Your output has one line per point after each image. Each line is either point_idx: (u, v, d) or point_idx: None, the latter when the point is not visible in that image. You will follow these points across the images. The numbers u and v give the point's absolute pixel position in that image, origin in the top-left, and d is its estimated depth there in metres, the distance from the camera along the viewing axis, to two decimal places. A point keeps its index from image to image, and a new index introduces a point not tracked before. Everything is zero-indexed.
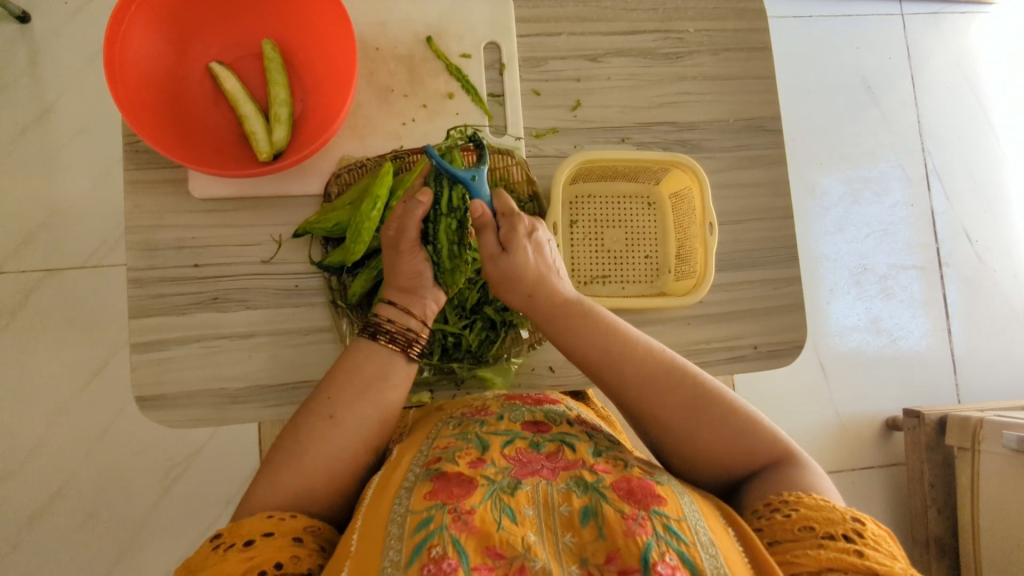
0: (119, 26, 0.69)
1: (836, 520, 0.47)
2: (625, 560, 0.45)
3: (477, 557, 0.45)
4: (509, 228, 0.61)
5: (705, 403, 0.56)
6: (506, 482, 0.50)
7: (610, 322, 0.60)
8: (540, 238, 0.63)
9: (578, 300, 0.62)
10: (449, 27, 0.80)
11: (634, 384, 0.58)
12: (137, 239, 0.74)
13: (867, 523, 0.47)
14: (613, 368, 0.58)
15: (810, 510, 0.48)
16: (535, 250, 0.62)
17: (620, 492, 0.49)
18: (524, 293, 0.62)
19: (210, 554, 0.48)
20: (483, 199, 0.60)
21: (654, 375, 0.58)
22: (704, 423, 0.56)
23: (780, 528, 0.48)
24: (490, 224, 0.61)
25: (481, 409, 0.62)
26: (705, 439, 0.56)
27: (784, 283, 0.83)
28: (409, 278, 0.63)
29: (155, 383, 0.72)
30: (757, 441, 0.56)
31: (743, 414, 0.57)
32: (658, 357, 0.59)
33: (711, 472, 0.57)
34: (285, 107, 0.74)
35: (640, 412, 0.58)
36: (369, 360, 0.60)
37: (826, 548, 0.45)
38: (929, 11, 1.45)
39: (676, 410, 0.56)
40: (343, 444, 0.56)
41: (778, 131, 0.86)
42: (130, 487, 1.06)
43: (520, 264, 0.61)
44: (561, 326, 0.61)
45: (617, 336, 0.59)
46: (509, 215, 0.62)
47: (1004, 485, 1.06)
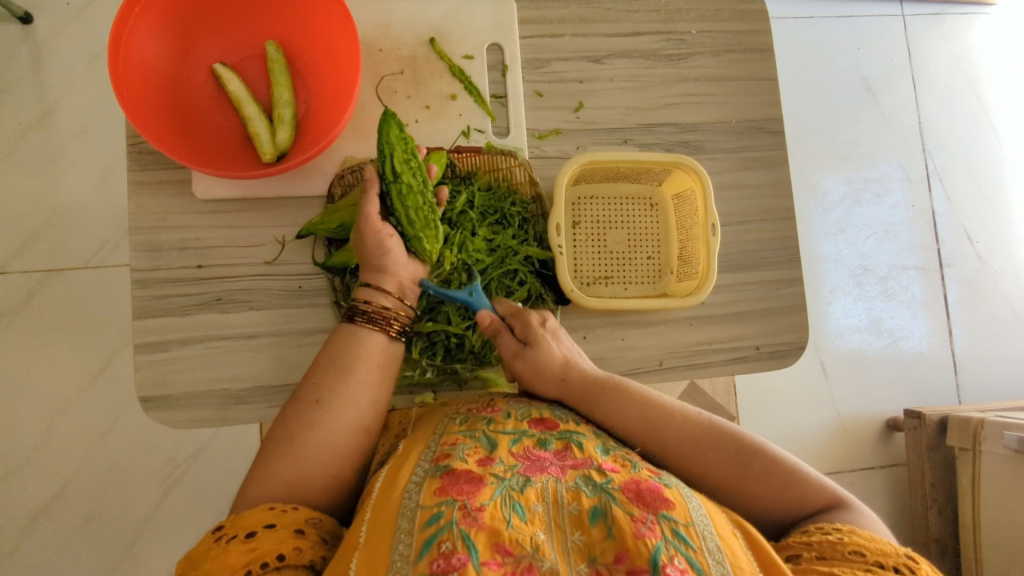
0: (124, 26, 0.70)
1: (890, 553, 0.47)
2: (634, 561, 0.45)
3: (487, 552, 0.45)
4: (521, 324, 0.68)
5: (746, 456, 0.58)
6: (516, 480, 0.51)
7: (642, 392, 0.63)
8: (553, 327, 0.69)
9: (608, 376, 0.65)
10: (452, 28, 0.81)
11: (675, 449, 0.60)
12: (140, 240, 0.74)
13: (921, 563, 0.47)
14: (652, 433, 0.61)
15: (863, 539, 0.48)
16: (551, 338, 0.68)
17: (629, 494, 0.49)
18: (556, 377, 0.65)
19: (213, 545, 0.48)
20: (483, 307, 0.69)
21: (693, 437, 0.60)
22: (748, 476, 0.57)
23: (829, 546, 0.48)
24: (502, 327, 0.69)
25: (486, 405, 0.62)
26: (753, 492, 0.56)
27: (787, 284, 0.83)
28: (379, 254, 0.64)
29: (158, 383, 0.72)
30: (803, 488, 0.55)
31: (786, 464, 0.57)
32: (695, 420, 0.61)
33: (765, 526, 0.57)
34: (288, 108, 0.74)
35: (686, 474, 0.59)
36: (350, 342, 0.61)
37: (875, 573, 0.45)
38: (930, 12, 1.46)
39: (719, 467, 0.58)
40: (332, 426, 0.56)
41: (780, 132, 0.86)
42: (132, 487, 1.06)
43: (542, 351, 0.66)
44: (598, 398, 0.64)
45: (650, 403, 0.62)
46: (518, 314, 0.69)
47: (1004, 485, 1.06)
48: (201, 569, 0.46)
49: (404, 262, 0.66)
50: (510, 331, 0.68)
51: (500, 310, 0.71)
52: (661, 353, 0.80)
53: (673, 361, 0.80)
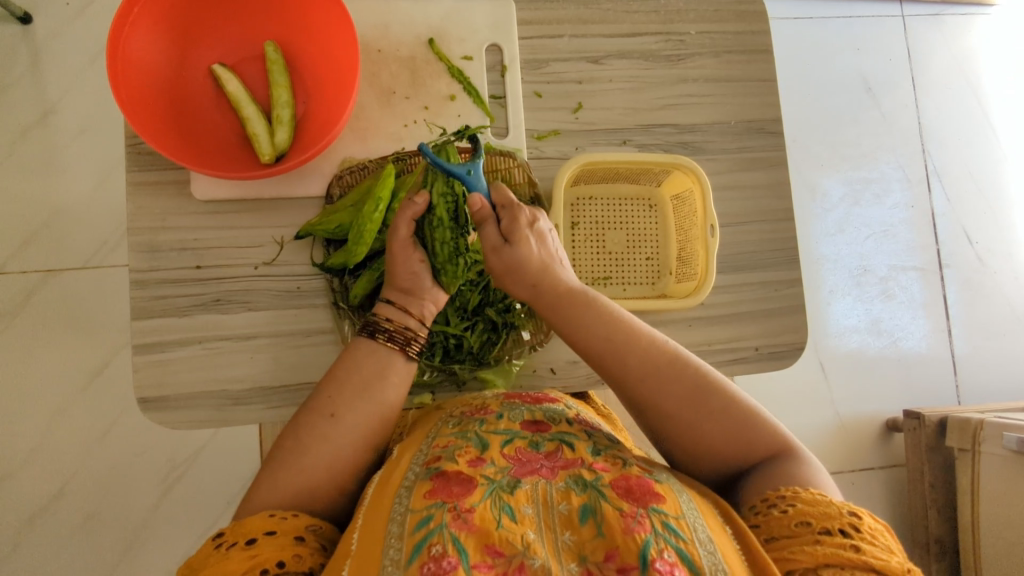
0: (122, 26, 0.70)
1: (833, 515, 0.47)
2: (624, 558, 0.45)
3: (477, 555, 0.45)
4: (509, 219, 0.62)
5: (705, 394, 0.57)
6: (505, 481, 0.51)
7: (610, 313, 0.61)
8: (542, 229, 0.64)
9: (583, 290, 0.62)
10: (451, 29, 0.81)
11: (639, 373, 0.58)
12: (139, 241, 0.74)
13: (864, 517, 0.47)
14: (616, 355, 0.59)
15: (806, 505, 0.48)
16: (537, 241, 0.63)
17: (619, 491, 0.49)
18: (529, 284, 0.62)
19: (214, 552, 0.48)
20: None
21: (656, 365, 0.58)
22: (705, 414, 0.56)
23: (777, 523, 0.48)
24: (490, 216, 0.62)
25: (480, 408, 0.62)
26: (707, 433, 0.56)
27: (785, 285, 0.83)
28: (407, 279, 0.65)
29: (157, 384, 0.72)
30: (756, 431, 0.56)
31: (742, 405, 0.56)
32: (660, 347, 0.59)
33: (711, 465, 0.57)
34: (287, 109, 0.74)
35: (643, 402, 0.58)
36: (369, 359, 0.60)
37: (823, 543, 0.45)
38: (930, 12, 1.46)
39: (679, 399, 0.56)
40: (344, 442, 0.56)
41: (779, 133, 0.86)
42: (131, 488, 1.06)
43: (524, 254, 0.61)
44: (563, 312, 0.61)
45: (619, 322, 0.60)
46: (508, 206, 0.62)
47: (1005, 486, 1.06)
48: None
49: (429, 289, 0.66)
50: (497, 225, 0.62)
51: (494, 199, 0.63)
52: None
53: None
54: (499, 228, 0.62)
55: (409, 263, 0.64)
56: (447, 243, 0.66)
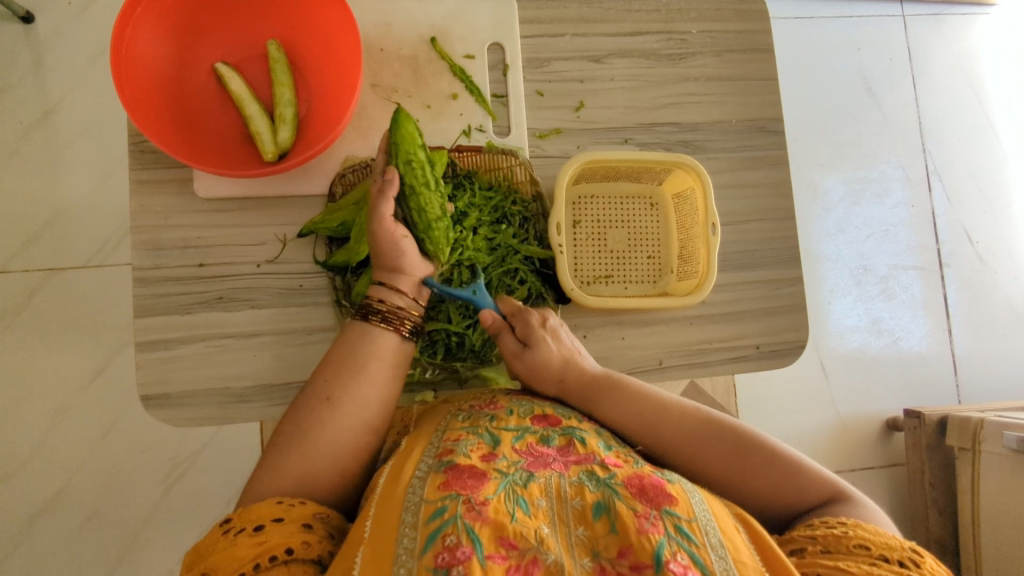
0: (126, 24, 0.70)
1: (894, 547, 0.46)
2: (638, 556, 0.45)
3: (490, 546, 0.45)
4: (523, 324, 0.68)
5: (746, 450, 0.57)
6: (519, 475, 0.51)
7: (640, 389, 0.63)
8: (555, 326, 0.69)
9: (606, 374, 0.65)
10: (453, 28, 0.81)
11: (674, 445, 0.60)
12: (142, 238, 0.74)
13: (926, 556, 0.46)
14: (650, 431, 0.61)
15: (867, 534, 0.48)
16: (553, 338, 0.68)
17: (633, 490, 0.49)
18: (554, 378, 0.66)
19: (220, 538, 0.48)
20: (486, 306, 0.70)
21: (691, 431, 0.60)
22: (748, 470, 0.56)
23: (834, 540, 0.48)
24: (503, 327, 0.69)
25: (489, 402, 0.62)
26: (753, 488, 0.56)
27: (787, 284, 0.83)
28: (394, 255, 0.65)
29: (160, 381, 0.73)
30: (803, 478, 0.55)
31: (784, 456, 0.57)
32: (694, 415, 0.61)
33: (764, 518, 0.56)
34: (290, 107, 0.74)
35: (687, 469, 0.59)
36: (363, 340, 0.61)
37: (880, 567, 0.45)
38: (931, 12, 1.46)
39: (720, 461, 0.58)
40: (342, 424, 0.56)
41: (780, 132, 0.86)
42: (134, 485, 1.06)
43: (545, 352, 0.66)
44: (597, 396, 0.64)
45: (646, 397, 0.62)
46: (518, 313, 0.70)
47: (1005, 485, 1.06)
48: (208, 562, 0.46)
49: (419, 263, 0.67)
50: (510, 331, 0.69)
51: (503, 310, 0.71)
52: (661, 352, 0.80)
53: (672, 361, 0.80)
54: (515, 334, 0.69)
55: (392, 237, 0.64)
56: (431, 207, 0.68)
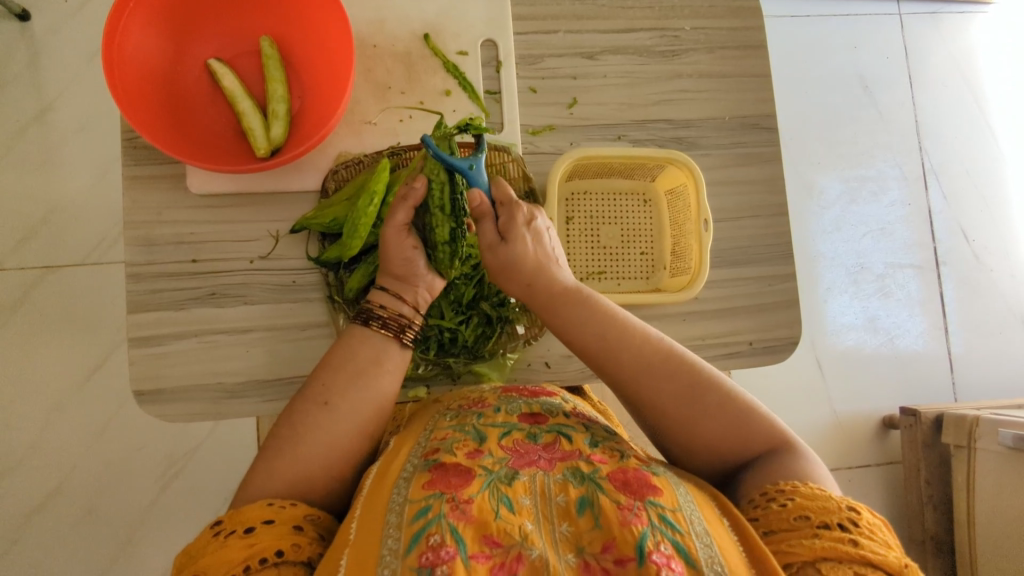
0: (118, 22, 0.70)
1: (832, 509, 0.47)
2: (621, 550, 0.45)
3: (474, 546, 0.45)
4: (508, 217, 0.62)
5: (704, 392, 0.56)
6: (503, 473, 0.51)
7: (606, 312, 0.60)
8: (540, 227, 0.63)
9: (574, 288, 0.62)
10: (446, 24, 0.81)
11: (632, 374, 0.58)
12: (135, 235, 0.74)
13: (862, 511, 0.47)
14: (608, 355, 0.59)
15: (806, 500, 0.48)
16: (535, 239, 0.62)
17: (617, 483, 0.50)
18: (522, 283, 0.62)
19: (211, 540, 0.48)
20: (479, 186, 0.62)
21: (649, 362, 0.58)
22: (703, 412, 0.56)
23: (776, 516, 0.48)
24: (489, 213, 0.62)
25: (477, 401, 0.62)
26: (702, 430, 0.56)
27: (779, 280, 0.84)
28: (400, 265, 0.65)
29: (154, 377, 0.73)
30: (752, 427, 0.56)
31: (739, 401, 0.56)
32: (655, 345, 0.59)
33: (706, 459, 0.57)
34: (283, 103, 0.74)
35: (638, 401, 0.58)
36: (364, 347, 0.61)
37: (822, 537, 0.45)
38: (927, 10, 1.46)
39: (676, 398, 0.56)
40: (341, 431, 0.56)
41: (774, 129, 0.86)
42: (130, 483, 1.06)
43: (522, 251, 0.61)
44: (557, 312, 0.61)
45: (610, 321, 0.60)
46: (508, 203, 0.62)
47: (1000, 482, 1.06)
48: (199, 564, 0.47)
49: (423, 275, 0.66)
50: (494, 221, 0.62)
51: (494, 195, 0.63)
52: None
53: None
54: (496, 225, 0.63)
55: (402, 247, 0.64)
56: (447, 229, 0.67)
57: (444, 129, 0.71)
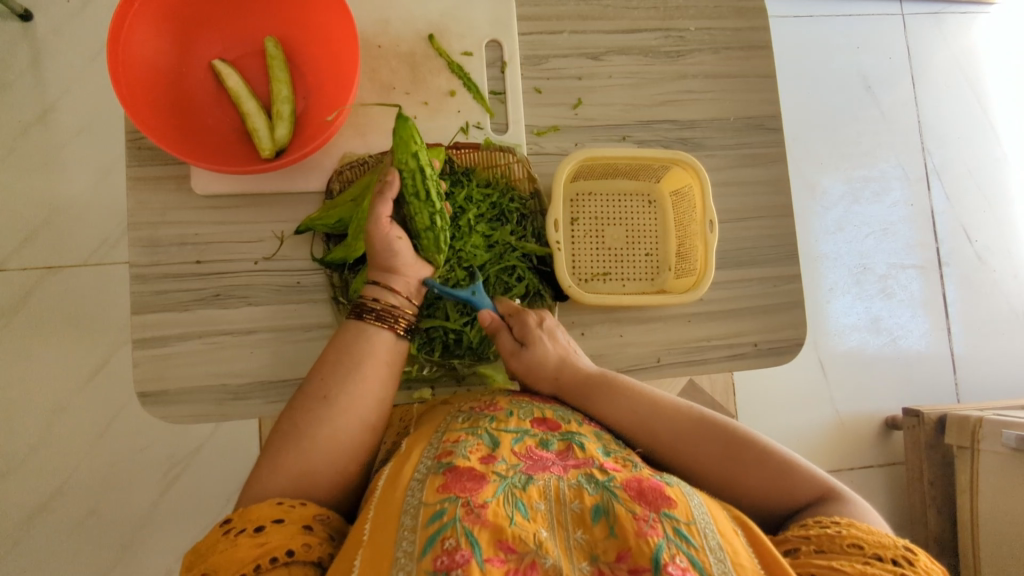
0: (123, 22, 0.70)
1: (887, 545, 0.46)
2: (636, 560, 0.45)
3: (489, 549, 0.45)
4: (521, 324, 0.70)
5: (740, 451, 0.58)
6: (518, 478, 0.51)
7: (638, 390, 0.65)
8: (551, 326, 0.71)
9: (604, 374, 0.67)
10: (451, 24, 0.81)
11: (668, 445, 0.61)
12: (139, 235, 0.74)
13: (920, 555, 0.46)
14: (644, 428, 0.62)
15: (861, 532, 0.47)
16: (549, 338, 0.70)
17: (632, 492, 0.49)
18: (551, 378, 0.68)
19: (221, 538, 0.48)
20: (485, 307, 0.72)
21: (683, 430, 0.61)
22: (743, 470, 0.57)
23: (828, 539, 0.47)
24: (501, 326, 0.71)
25: (488, 403, 0.62)
26: (743, 485, 0.57)
27: (785, 281, 0.83)
28: (388, 256, 0.65)
29: (157, 378, 0.72)
30: (796, 477, 0.56)
31: (778, 456, 0.57)
32: (686, 413, 0.62)
33: (758, 516, 0.56)
34: (287, 104, 0.74)
35: (679, 467, 0.60)
36: (359, 338, 0.61)
37: (874, 566, 0.45)
38: (930, 11, 1.46)
39: (713, 460, 0.58)
40: (338, 423, 0.56)
41: (778, 129, 0.86)
42: (133, 484, 1.06)
43: (540, 351, 0.68)
44: (592, 394, 0.65)
45: (641, 395, 0.64)
46: (517, 313, 0.72)
47: (1004, 483, 1.06)
48: (209, 561, 0.47)
49: (411, 262, 0.67)
50: (509, 331, 0.70)
51: (500, 309, 0.73)
52: (658, 349, 0.80)
53: (670, 358, 0.80)
54: (512, 335, 0.70)
55: (386, 239, 0.65)
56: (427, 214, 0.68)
57: (410, 121, 0.67)
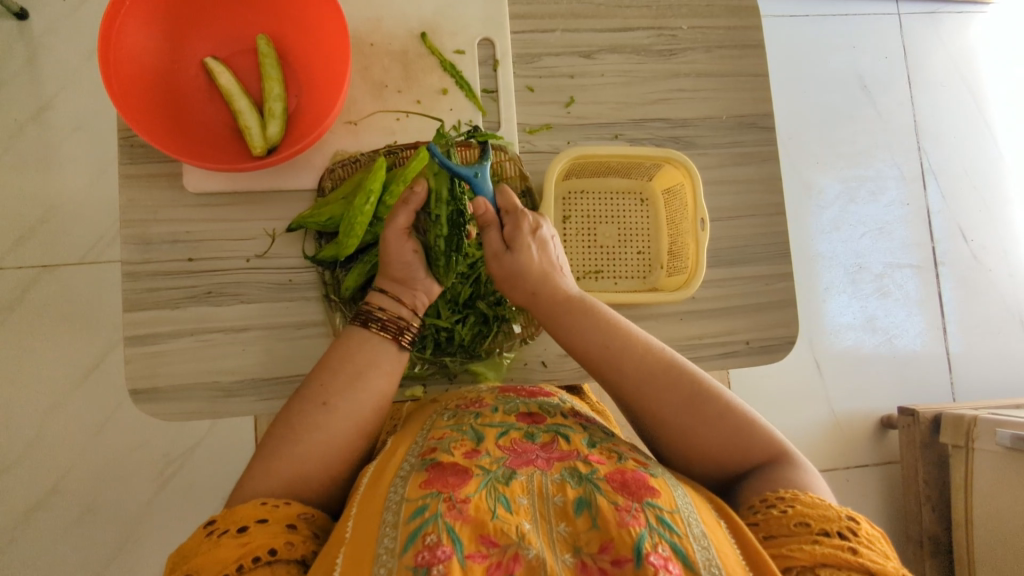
0: (115, 19, 0.70)
1: (832, 518, 0.47)
2: (619, 550, 0.45)
3: (471, 545, 0.45)
4: (512, 226, 0.64)
5: (702, 400, 0.57)
6: (501, 472, 0.51)
7: (607, 320, 0.62)
8: (544, 236, 0.65)
9: (577, 299, 0.63)
10: (443, 23, 0.81)
11: (634, 382, 0.58)
12: (131, 233, 0.74)
13: (862, 523, 0.47)
14: (611, 364, 0.59)
15: (806, 507, 0.48)
16: (539, 249, 0.65)
17: (614, 485, 0.49)
18: (528, 292, 0.64)
19: (205, 539, 0.48)
20: (485, 195, 0.63)
21: (651, 372, 0.58)
22: (702, 421, 0.56)
23: (776, 522, 0.48)
24: (493, 221, 0.64)
25: (475, 401, 0.62)
26: (702, 437, 0.56)
27: (777, 279, 0.84)
28: (400, 267, 0.65)
29: (150, 376, 0.73)
30: (750, 438, 0.56)
31: (738, 412, 0.57)
32: (657, 355, 0.59)
33: (706, 470, 0.57)
34: (279, 102, 0.74)
35: (641, 407, 0.58)
36: (363, 348, 0.61)
37: (822, 544, 0.45)
38: (926, 10, 1.46)
39: (675, 408, 0.57)
40: (338, 430, 0.56)
41: (771, 128, 0.86)
42: (127, 481, 1.06)
43: (525, 260, 0.63)
44: (563, 320, 0.62)
45: (613, 330, 0.61)
46: (512, 213, 0.64)
47: (997, 482, 1.06)
48: (193, 563, 0.47)
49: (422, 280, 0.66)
50: (499, 229, 0.64)
51: (499, 203, 0.65)
52: None
53: None
54: (501, 233, 0.64)
55: (401, 252, 0.64)
56: (442, 237, 0.66)
57: None
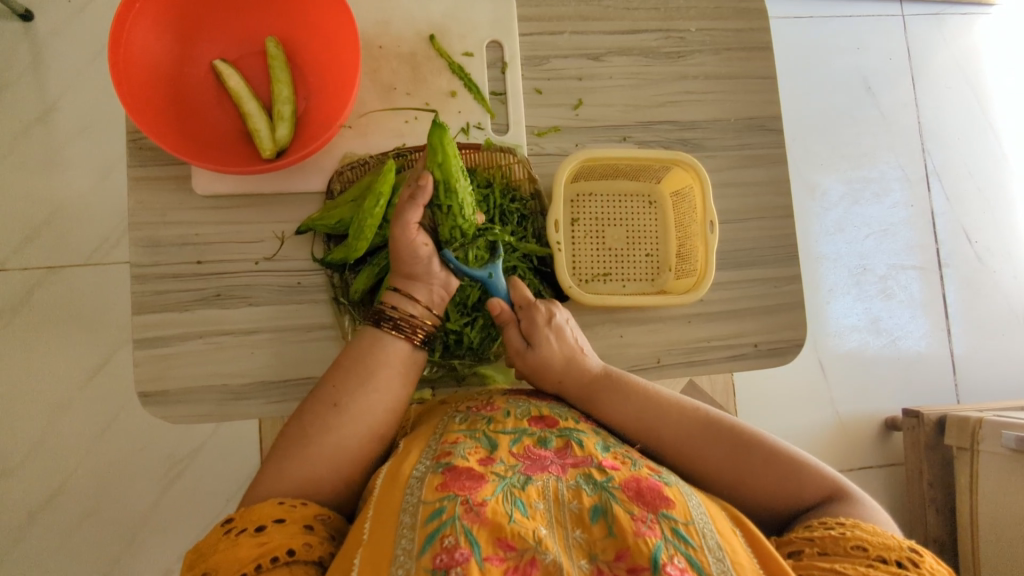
0: (125, 21, 0.70)
1: (893, 547, 0.47)
2: (635, 559, 0.45)
3: (489, 548, 0.45)
4: (527, 319, 0.68)
5: (741, 450, 0.59)
6: (516, 478, 0.51)
7: (639, 388, 0.64)
8: (559, 322, 0.69)
9: (607, 370, 0.66)
10: (451, 25, 0.81)
11: (673, 448, 0.61)
12: (140, 235, 0.74)
13: (925, 555, 0.46)
14: (651, 434, 0.62)
15: (865, 534, 0.48)
16: (557, 336, 0.68)
17: (629, 493, 0.49)
18: (559, 377, 0.66)
19: (223, 538, 0.48)
20: (498, 294, 0.70)
21: (691, 433, 0.61)
22: (746, 471, 0.58)
23: (831, 541, 0.48)
24: (511, 319, 0.69)
25: (486, 404, 0.62)
26: (755, 486, 0.57)
27: (785, 282, 0.84)
28: (411, 264, 0.64)
29: (158, 379, 0.73)
30: (801, 476, 0.57)
31: (781, 454, 0.58)
32: (691, 415, 0.62)
33: (769, 517, 0.58)
34: (288, 104, 0.74)
35: (689, 471, 0.60)
36: (374, 347, 0.61)
37: (877, 569, 0.45)
38: (930, 12, 1.46)
39: (718, 462, 0.59)
40: (349, 432, 0.56)
41: (779, 130, 0.86)
42: (132, 483, 1.06)
43: (546, 350, 0.67)
44: (598, 395, 0.65)
45: (645, 396, 0.64)
46: (527, 307, 0.69)
47: (1002, 485, 1.06)
48: (211, 561, 0.46)
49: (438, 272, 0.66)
50: (517, 325, 0.69)
51: (514, 297, 0.71)
52: (659, 350, 0.80)
53: (671, 358, 0.80)
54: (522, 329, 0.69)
55: (410, 246, 0.64)
56: (455, 228, 0.68)
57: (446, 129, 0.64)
